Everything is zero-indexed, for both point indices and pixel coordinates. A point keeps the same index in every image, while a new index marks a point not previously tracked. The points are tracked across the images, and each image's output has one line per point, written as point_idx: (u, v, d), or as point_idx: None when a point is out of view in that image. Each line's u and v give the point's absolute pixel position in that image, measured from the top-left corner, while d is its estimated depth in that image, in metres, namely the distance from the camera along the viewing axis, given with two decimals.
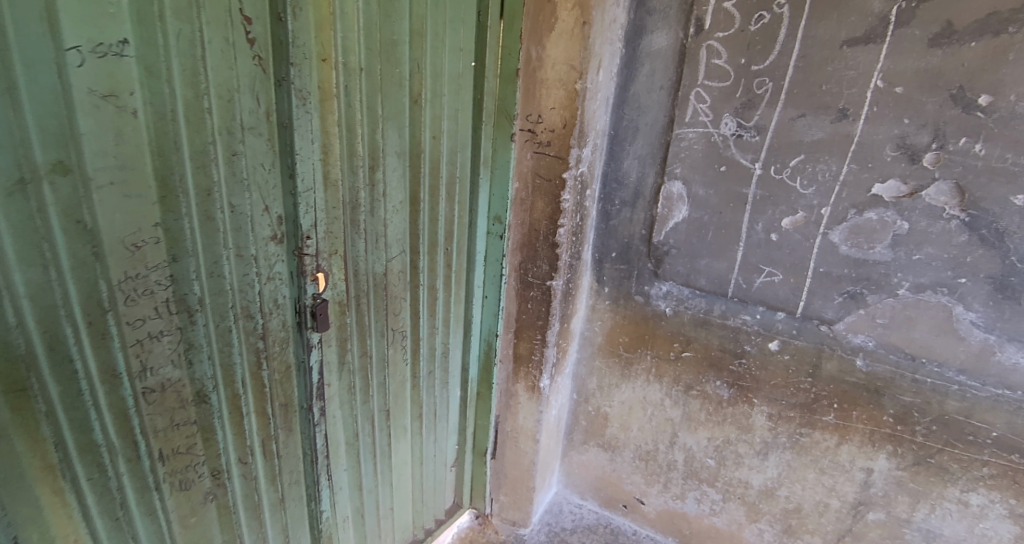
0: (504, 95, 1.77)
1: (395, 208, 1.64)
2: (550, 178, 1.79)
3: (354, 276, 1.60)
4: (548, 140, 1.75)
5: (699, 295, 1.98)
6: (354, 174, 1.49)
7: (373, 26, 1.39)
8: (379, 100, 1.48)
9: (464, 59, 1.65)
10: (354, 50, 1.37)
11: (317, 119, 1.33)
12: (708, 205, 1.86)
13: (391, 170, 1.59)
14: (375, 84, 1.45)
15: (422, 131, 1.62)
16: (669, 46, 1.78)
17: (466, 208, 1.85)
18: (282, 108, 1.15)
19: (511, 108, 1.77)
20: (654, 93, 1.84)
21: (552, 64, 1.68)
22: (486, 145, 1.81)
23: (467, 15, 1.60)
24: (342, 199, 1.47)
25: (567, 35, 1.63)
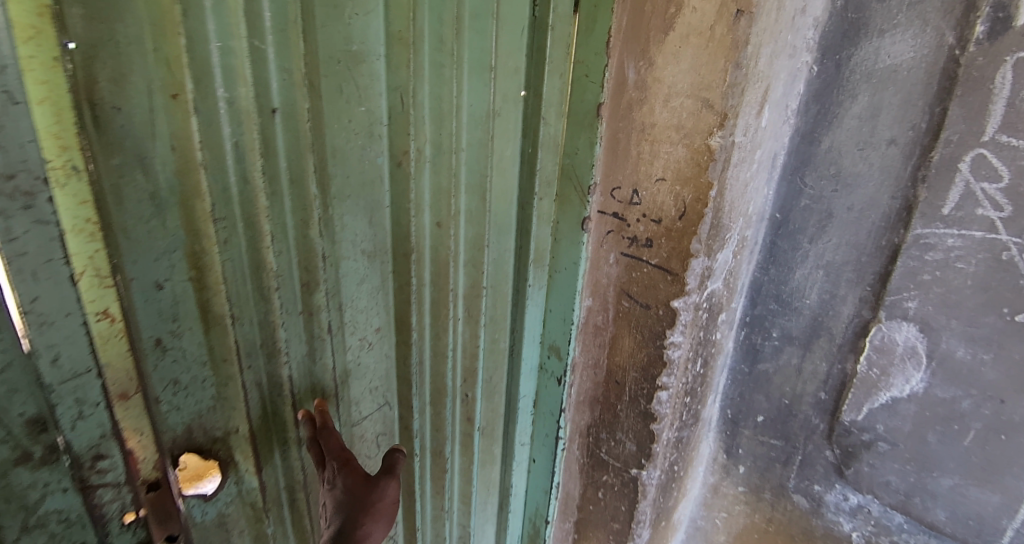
0: (577, 148, 1.00)
1: (368, 344, 0.96)
2: (645, 302, 0.96)
3: (280, 461, 0.91)
4: (647, 238, 0.92)
5: (924, 533, 1.07)
6: (269, 304, 0.80)
7: (297, 25, 0.71)
8: (321, 165, 0.80)
9: (503, 87, 0.92)
10: (250, 72, 0.68)
11: (170, 209, 0.67)
12: (974, 382, 0.93)
13: (347, 284, 0.89)
14: (304, 137, 0.76)
15: (415, 215, 0.92)
16: (918, 62, 0.88)
17: (498, 333, 1.11)
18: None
19: (588, 172, 0.99)
20: (875, 152, 0.94)
21: (664, 96, 0.85)
22: (544, 234, 1.06)
23: (511, 7, 0.88)
24: (239, 348, 0.78)
25: (697, 38, 0.80)
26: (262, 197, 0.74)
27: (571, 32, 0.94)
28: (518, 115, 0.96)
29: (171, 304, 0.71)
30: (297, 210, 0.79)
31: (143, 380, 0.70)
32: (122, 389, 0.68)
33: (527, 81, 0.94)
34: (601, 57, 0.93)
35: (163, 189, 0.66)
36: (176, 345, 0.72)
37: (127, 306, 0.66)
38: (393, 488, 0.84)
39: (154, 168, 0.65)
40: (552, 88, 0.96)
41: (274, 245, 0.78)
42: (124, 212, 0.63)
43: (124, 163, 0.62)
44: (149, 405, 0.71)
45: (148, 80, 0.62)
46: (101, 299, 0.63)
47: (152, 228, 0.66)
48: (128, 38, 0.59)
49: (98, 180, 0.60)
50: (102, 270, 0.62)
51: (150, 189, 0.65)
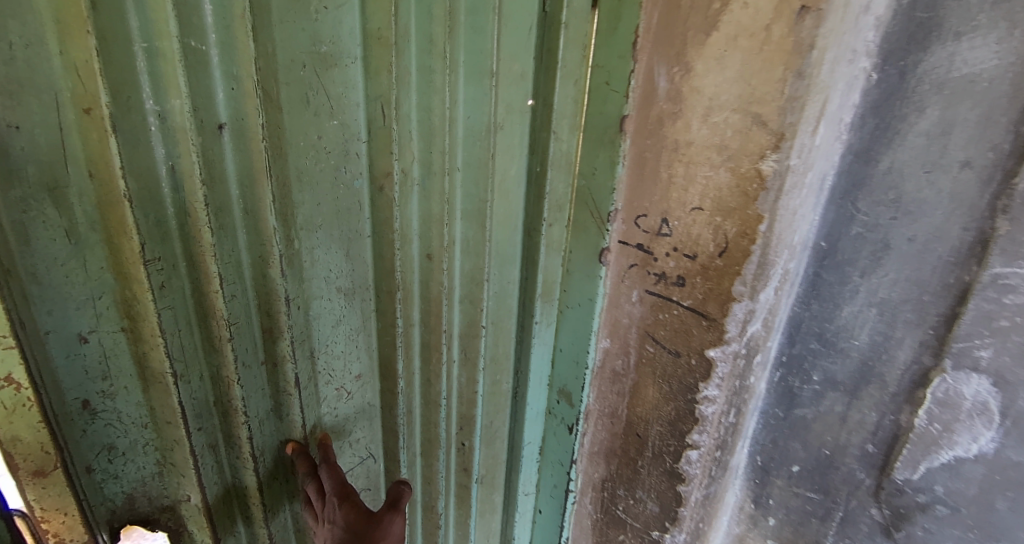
0: (594, 167, 0.86)
1: (347, 393, 0.96)
2: (674, 348, 0.81)
3: (230, 507, 0.87)
4: (678, 276, 0.78)
5: None
6: (220, 350, 0.76)
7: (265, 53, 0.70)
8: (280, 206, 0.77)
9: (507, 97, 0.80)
10: (184, 81, 0.63)
11: (91, 246, 0.67)
12: None
13: (321, 329, 0.88)
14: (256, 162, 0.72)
15: (399, 247, 0.90)
16: (1001, 73, 0.74)
17: (498, 374, 0.99)
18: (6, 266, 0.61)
19: (603, 195, 0.85)
20: (944, 177, 0.80)
21: (704, 110, 0.71)
22: (553, 265, 0.92)
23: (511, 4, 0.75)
24: (184, 411, 0.75)
25: (748, 41, 0.66)
26: (208, 231, 0.70)
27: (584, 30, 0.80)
28: (517, 128, 0.82)
29: (98, 359, 0.71)
30: (253, 245, 0.75)
31: (67, 446, 0.71)
32: (39, 465, 0.67)
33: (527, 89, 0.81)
34: (624, 60, 0.79)
35: (82, 226, 0.65)
36: (110, 405, 0.74)
37: (33, 366, 0.65)
38: (398, 522, 0.87)
39: (67, 200, 0.64)
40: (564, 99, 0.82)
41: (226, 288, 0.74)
42: (39, 250, 0.63)
43: (64, 184, 0.63)
44: (71, 481, 0.71)
45: (53, 94, 0.60)
46: (2, 364, 0.61)
47: (163, 284, 0.69)
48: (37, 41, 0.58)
49: (47, 209, 0.63)
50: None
51: (65, 225, 0.64)
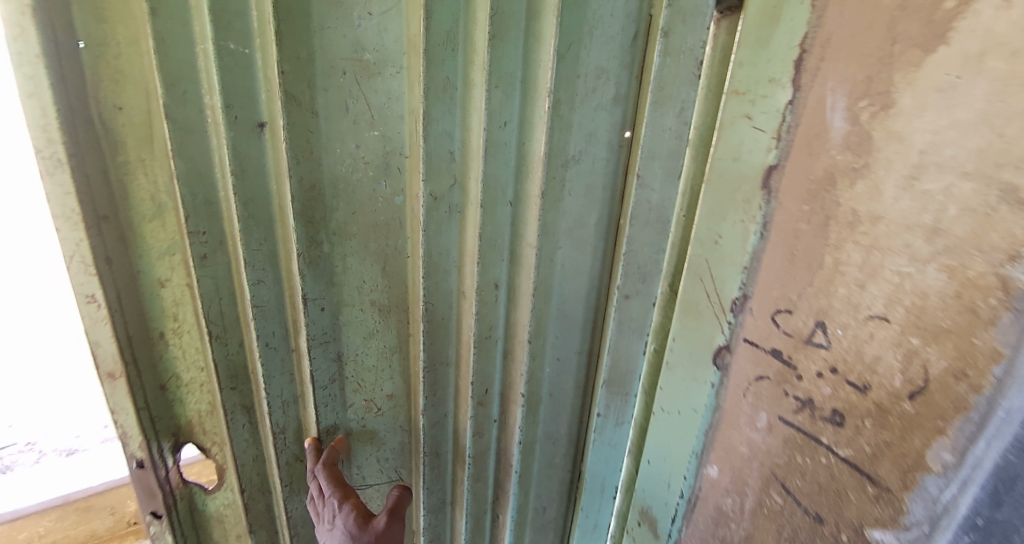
0: (720, 234, 0.62)
1: (376, 409, 0.96)
2: (812, 509, 0.56)
3: (258, 466, 0.95)
4: (832, 410, 0.53)
5: None
6: (248, 325, 0.83)
7: (300, 62, 0.72)
8: (305, 216, 0.79)
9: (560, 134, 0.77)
10: (218, 80, 0.70)
11: (169, 212, 0.78)
12: None
13: (351, 338, 0.89)
14: (306, 165, 0.76)
15: (425, 276, 0.85)
16: None
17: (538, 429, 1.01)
18: (103, 212, 0.74)
19: (723, 274, 0.63)
20: None
21: (909, 168, 0.45)
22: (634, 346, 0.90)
23: (596, 36, 0.73)
24: (220, 370, 0.85)
25: (1002, 61, 0.40)
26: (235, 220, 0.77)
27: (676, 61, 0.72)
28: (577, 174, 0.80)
29: (173, 302, 0.83)
30: (282, 239, 0.80)
31: (133, 364, 0.83)
32: (111, 370, 0.81)
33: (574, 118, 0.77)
34: (773, 85, 0.55)
35: (161, 194, 0.76)
36: (179, 341, 0.85)
37: (112, 292, 0.78)
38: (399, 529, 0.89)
39: (152, 170, 0.75)
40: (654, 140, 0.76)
41: (250, 271, 0.79)
42: (131, 205, 0.76)
43: (147, 156, 0.74)
44: (135, 390, 0.83)
45: (144, 82, 0.71)
46: (87, 285, 0.76)
47: (207, 257, 0.78)
48: (132, 40, 0.69)
49: (134, 175, 0.75)
50: (86, 258, 0.74)
51: (150, 190, 0.76)
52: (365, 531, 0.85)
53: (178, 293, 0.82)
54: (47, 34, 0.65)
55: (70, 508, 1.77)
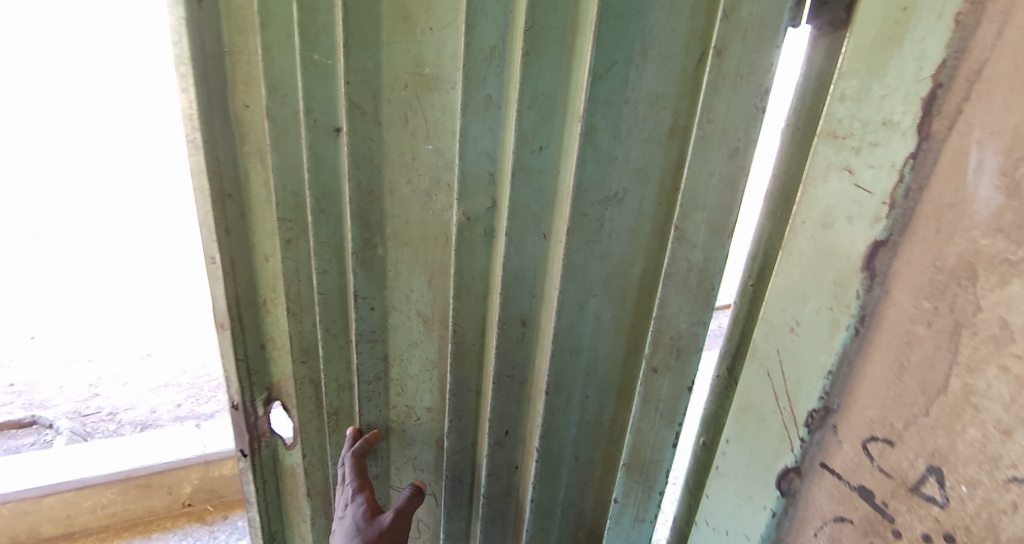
0: (797, 321, 0.58)
1: (415, 417, 1.18)
2: None
3: (318, 422, 1.22)
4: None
5: None
6: (315, 310, 1.09)
7: (365, 74, 0.91)
8: (364, 239, 1.01)
9: (593, 166, 0.82)
10: (307, 85, 0.91)
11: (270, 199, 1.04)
12: None
13: (397, 340, 1.11)
14: (373, 180, 0.98)
15: (459, 298, 1.01)
16: None
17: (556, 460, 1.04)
18: (227, 191, 1.02)
19: (794, 365, 0.59)
20: None
21: None
22: (664, 431, 0.90)
23: (648, 59, 0.77)
24: (296, 339, 1.13)
25: None
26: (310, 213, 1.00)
27: (725, 105, 0.70)
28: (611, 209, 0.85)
29: (273, 276, 1.11)
30: (342, 236, 1.03)
31: (238, 318, 1.13)
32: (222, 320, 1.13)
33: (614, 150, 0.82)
34: (891, 128, 0.49)
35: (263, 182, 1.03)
36: (274, 309, 1.14)
37: (227, 258, 1.07)
38: (397, 518, 1.05)
39: (261, 156, 1.01)
40: (699, 186, 0.74)
41: (319, 264, 1.04)
42: (252, 188, 1.04)
43: (259, 148, 1.01)
44: (236, 340, 1.14)
45: (254, 79, 0.96)
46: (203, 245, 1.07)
47: (292, 243, 1.05)
48: (248, 47, 0.94)
49: (250, 160, 1.02)
50: (214, 227, 1.04)
51: (262, 178, 1.03)
52: (370, 524, 1.02)
53: (289, 269, 1.06)
54: (196, 39, 0.91)
55: (133, 483, 2.47)
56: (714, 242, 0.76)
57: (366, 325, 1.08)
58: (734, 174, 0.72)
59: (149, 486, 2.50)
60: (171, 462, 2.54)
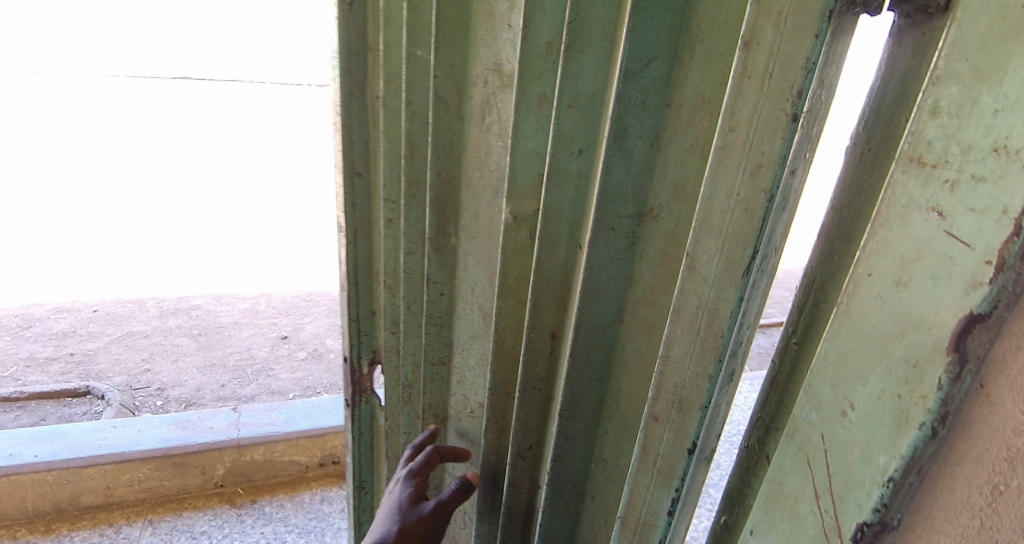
0: (849, 403, 0.48)
1: (471, 409, 1.21)
2: None
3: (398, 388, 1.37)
4: None
5: None
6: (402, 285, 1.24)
7: (451, 68, 1.00)
8: (438, 228, 1.12)
9: (618, 174, 0.76)
10: (410, 78, 1.06)
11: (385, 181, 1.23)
12: None
13: (461, 329, 1.17)
14: (451, 171, 1.07)
15: (502, 299, 1.02)
16: None
17: (563, 481, 0.99)
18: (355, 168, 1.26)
19: (840, 455, 0.50)
20: None
21: None
22: (659, 495, 0.81)
23: (695, 59, 0.68)
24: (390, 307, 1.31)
25: None
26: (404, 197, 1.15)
27: (750, 112, 0.60)
28: (642, 227, 0.78)
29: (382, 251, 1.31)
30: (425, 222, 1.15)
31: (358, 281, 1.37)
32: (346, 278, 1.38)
33: (646, 159, 0.75)
34: (999, 160, 0.38)
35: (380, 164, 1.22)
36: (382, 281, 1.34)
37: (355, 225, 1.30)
38: (435, 506, 1.08)
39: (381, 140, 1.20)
40: (715, 205, 0.65)
41: (406, 244, 1.18)
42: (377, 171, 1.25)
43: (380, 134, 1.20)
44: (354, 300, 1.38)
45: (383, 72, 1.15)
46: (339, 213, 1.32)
47: (392, 222, 1.23)
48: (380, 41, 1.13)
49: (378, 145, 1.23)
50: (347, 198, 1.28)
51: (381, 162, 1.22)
52: (410, 508, 1.08)
53: (388, 243, 1.25)
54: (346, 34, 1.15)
55: (168, 460, 2.55)
56: (723, 274, 0.66)
57: (435, 308, 1.18)
58: (754, 198, 0.61)
59: (183, 464, 2.57)
60: (184, 444, 2.57)
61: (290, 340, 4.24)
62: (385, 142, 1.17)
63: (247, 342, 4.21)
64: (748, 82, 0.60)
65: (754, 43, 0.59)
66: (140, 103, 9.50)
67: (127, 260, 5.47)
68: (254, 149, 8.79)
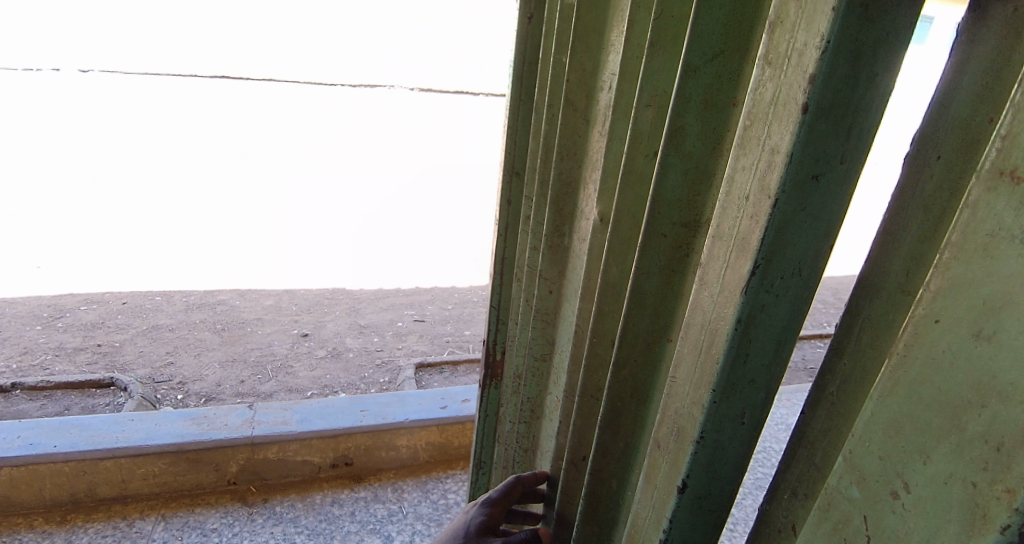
0: (897, 484, 0.52)
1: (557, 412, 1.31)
2: None
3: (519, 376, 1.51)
4: None
5: None
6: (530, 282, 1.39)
7: (584, 75, 1.12)
8: (555, 228, 1.26)
9: (673, 177, 0.81)
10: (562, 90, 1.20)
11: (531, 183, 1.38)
12: None
13: (562, 330, 1.28)
14: (572, 172, 1.19)
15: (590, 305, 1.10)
16: None
17: (601, 500, 1.05)
18: (517, 170, 1.48)
19: (884, 541, 0.54)
20: None
21: None
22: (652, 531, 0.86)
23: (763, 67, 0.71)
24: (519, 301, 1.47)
25: None
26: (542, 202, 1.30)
27: (771, 94, 0.62)
28: (696, 234, 0.82)
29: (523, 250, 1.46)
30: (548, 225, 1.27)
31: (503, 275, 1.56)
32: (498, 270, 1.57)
33: (704, 162, 0.79)
34: None
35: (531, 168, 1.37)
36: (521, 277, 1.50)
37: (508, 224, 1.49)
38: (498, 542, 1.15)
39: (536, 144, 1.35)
40: (734, 194, 0.69)
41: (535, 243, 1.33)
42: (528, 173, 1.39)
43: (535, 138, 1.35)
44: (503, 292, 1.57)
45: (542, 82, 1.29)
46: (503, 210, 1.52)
47: (529, 219, 1.42)
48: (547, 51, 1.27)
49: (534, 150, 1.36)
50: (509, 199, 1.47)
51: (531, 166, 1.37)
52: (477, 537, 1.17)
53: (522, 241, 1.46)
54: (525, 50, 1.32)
55: (183, 456, 2.55)
56: (729, 276, 0.69)
57: (545, 304, 1.33)
58: (761, 198, 0.64)
59: (197, 460, 2.57)
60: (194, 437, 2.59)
61: (310, 338, 4.25)
62: (535, 149, 1.37)
63: (269, 338, 4.24)
64: (770, 68, 0.62)
65: (783, 21, 0.60)
66: (139, 103, 9.61)
67: (126, 260, 5.41)
68: (255, 150, 8.72)
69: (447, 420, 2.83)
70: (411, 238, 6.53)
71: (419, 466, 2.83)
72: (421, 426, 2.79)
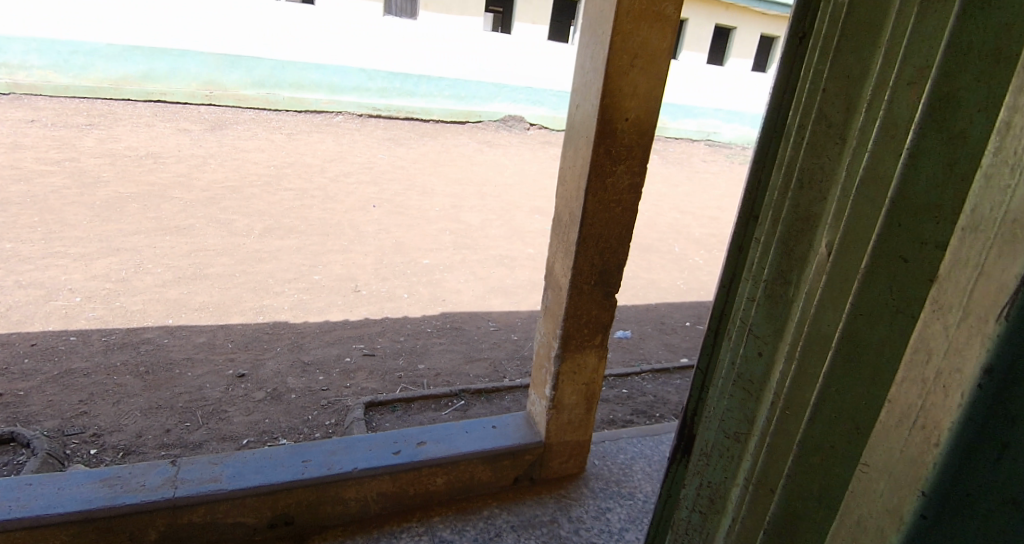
0: None
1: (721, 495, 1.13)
2: None
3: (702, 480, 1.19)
4: None
5: None
6: (741, 356, 1.08)
7: (851, 80, 0.88)
8: (779, 272, 1.00)
9: (929, 178, 0.66)
10: (826, 98, 0.91)
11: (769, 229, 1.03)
12: None
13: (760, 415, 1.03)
14: (813, 207, 0.95)
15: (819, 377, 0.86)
16: None
17: None
18: (754, 213, 1.13)
19: None
20: None
21: None
22: None
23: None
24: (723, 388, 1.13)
25: None
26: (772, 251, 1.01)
27: None
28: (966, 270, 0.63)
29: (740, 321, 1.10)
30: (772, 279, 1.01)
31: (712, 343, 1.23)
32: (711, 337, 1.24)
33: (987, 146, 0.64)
34: None
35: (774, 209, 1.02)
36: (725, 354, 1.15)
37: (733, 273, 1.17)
38: None
39: (787, 180, 1.00)
40: (1004, 151, 0.58)
41: (760, 311, 1.03)
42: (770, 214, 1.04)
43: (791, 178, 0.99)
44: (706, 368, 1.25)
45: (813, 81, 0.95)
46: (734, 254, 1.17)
47: (751, 275, 1.08)
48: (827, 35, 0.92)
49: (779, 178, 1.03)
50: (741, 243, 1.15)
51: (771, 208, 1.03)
52: None
53: (739, 296, 1.14)
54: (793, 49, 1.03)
55: (90, 525, 2.19)
56: (995, 267, 0.58)
57: (750, 370, 1.06)
58: None
59: (106, 530, 2.21)
60: (94, 503, 2.20)
61: (247, 379, 3.89)
62: (778, 183, 1.03)
63: (200, 380, 3.84)
64: None
65: None
66: (67, 135, 9.07)
67: (40, 295, 4.88)
68: (193, 180, 8.25)
69: (400, 467, 2.55)
70: (357, 267, 6.21)
71: (370, 520, 2.56)
72: (372, 475, 2.51)
